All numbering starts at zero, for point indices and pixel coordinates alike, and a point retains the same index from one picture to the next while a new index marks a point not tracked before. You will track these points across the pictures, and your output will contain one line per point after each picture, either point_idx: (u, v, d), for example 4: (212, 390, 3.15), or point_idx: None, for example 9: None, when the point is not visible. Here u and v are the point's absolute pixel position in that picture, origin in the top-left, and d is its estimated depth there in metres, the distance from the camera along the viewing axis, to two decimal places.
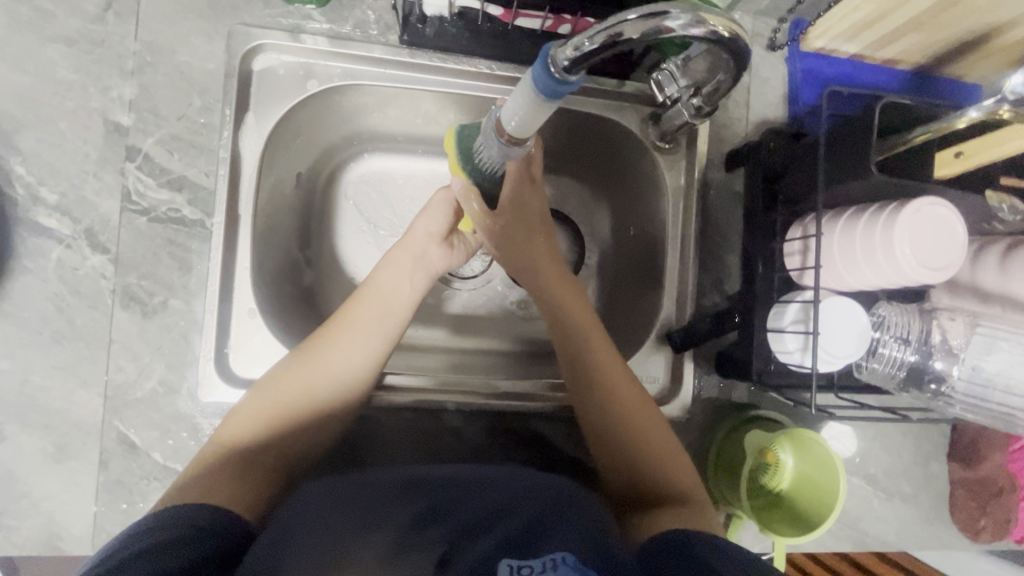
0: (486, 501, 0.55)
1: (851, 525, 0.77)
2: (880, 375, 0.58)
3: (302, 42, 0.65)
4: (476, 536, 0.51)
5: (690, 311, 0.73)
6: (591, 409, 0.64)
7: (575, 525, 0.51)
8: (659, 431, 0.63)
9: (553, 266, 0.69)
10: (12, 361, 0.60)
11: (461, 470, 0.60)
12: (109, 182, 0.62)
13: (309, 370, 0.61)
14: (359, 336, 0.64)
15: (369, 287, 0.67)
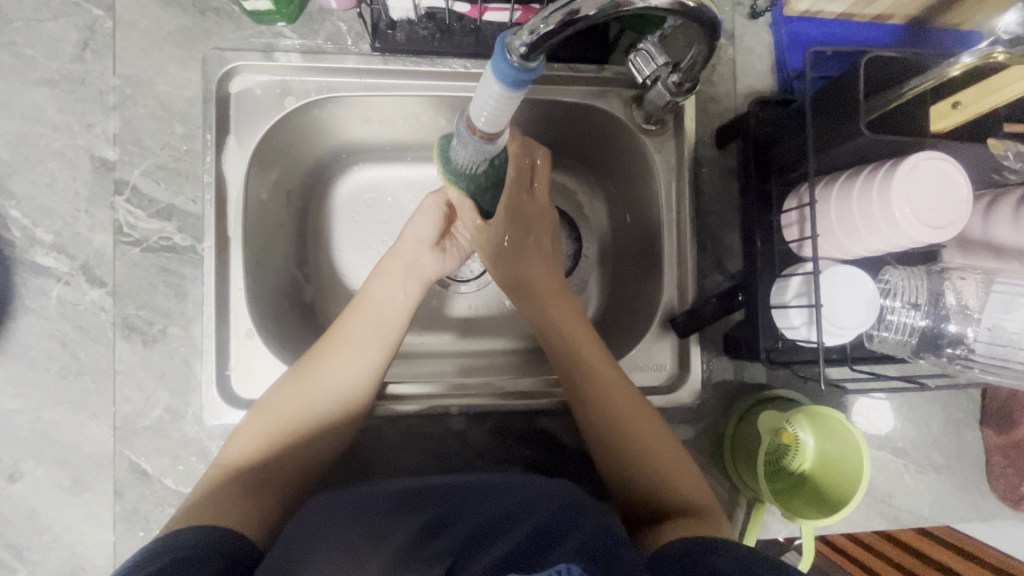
0: (493, 510, 0.53)
1: (882, 502, 0.73)
2: (892, 344, 0.55)
3: (275, 60, 0.65)
4: (485, 545, 0.48)
5: (693, 294, 0.71)
6: (596, 404, 0.63)
7: (584, 533, 0.49)
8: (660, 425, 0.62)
9: (547, 272, 0.69)
10: (23, 400, 0.62)
11: (469, 479, 0.59)
12: (101, 216, 0.63)
13: (309, 386, 0.61)
14: (356, 349, 0.63)
15: (364, 299, 0.67)
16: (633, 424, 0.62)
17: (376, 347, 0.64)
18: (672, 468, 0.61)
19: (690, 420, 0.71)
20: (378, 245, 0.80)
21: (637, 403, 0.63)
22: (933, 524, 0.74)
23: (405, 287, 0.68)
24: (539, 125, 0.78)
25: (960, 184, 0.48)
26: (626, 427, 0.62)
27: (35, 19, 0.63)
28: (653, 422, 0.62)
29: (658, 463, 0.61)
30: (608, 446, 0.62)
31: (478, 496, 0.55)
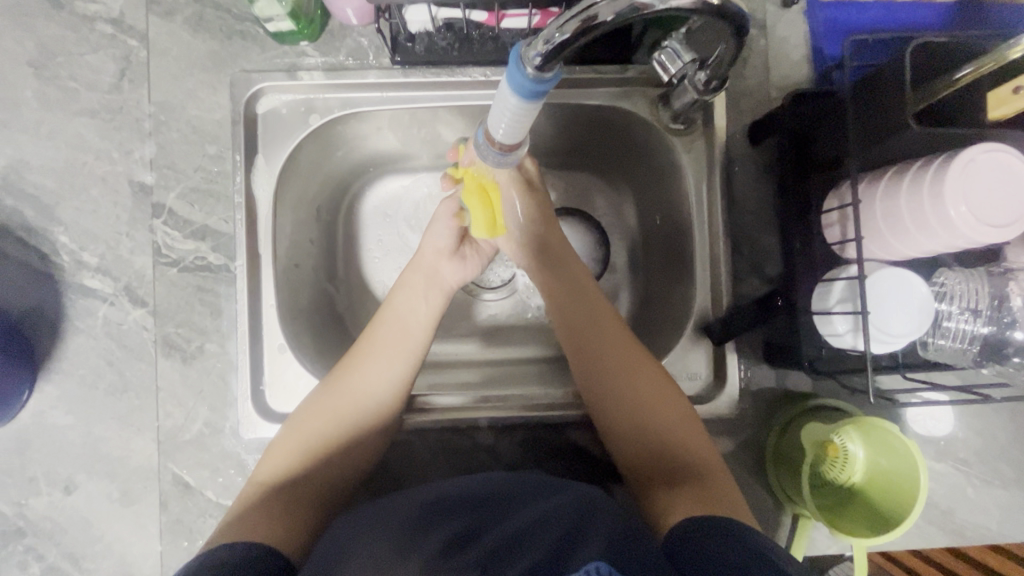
0: (513, 521, 0.52)
1: (943, 517, 0.68)
2: (950, 352, 0.51)
3: (299, 79, 0.66)
4: (509, 556, 0.47)
5: (729, 299, 0.67)
6: (621, 414, 0.60)
7: (608, 536, 0.48)
8: (695, 435, 0.58)
9: (580, 274, 0.68)
10: (75, 416, 0.65)
11: (490, 487, 0.58)
12: (140, 239, 0.66)
13: (341, 401, 0.62)
14: (379, 360, 0.64)
15: (387, 311, 0.67)
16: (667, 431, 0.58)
17: (403, 360, 0.64)
18: (715, 482, 0.54)
19: (728, 432, 0.68)
20: (404, 256, 0.81)
21: (671, 412, 0.59)
22: (1001, 541, 0.68)
23: (426, 297, 0.68)
24: (563, 128, 0.77)
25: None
26: (661, 435, 0.58)
27: (75, 52, 0.66)
28: (689, 433, 0.58)
29: (699, 475, 0.55)
30: (644, 458, 0.58)
31: (497, 500, 0.56)
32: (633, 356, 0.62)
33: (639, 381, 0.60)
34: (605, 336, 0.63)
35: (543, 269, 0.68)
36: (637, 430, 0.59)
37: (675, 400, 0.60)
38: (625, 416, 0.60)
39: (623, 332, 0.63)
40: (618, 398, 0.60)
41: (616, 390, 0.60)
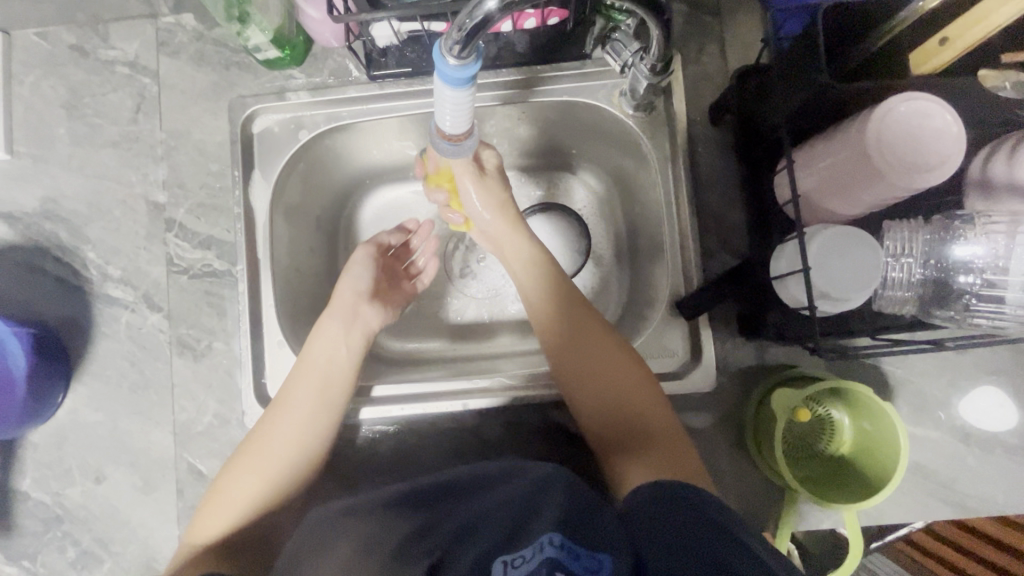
0: (481, 500, 0.55)
1: (945, 489, 0.66)
2: (895, 300, 0.52)
3: (287, 99, 0.74)
4: (470, 538, 0.50)
5: (699, 275, 0.69)
6: (584, 388, 0.62)
7: (566, 501, 0.51)
8: (653, 405, 0.60)
9: (538, 256, 0.69)
10: (103, 412, 0.73)
11: (454, 477, 0.59)
12: (155, 251, 0.74)
13: (265, 442, 0.62)
14: (299, 407, 0.64)
15: (304, 359, 0.67)
16: (629, 400, 0.60)
17: (316, 398, 0.64)
18: (676, 454, 0.56)
19: (709, 407, 0.68)
20: None
21: (632, 383, 0.61)
22: (1008, 513, 0.65)
23: (338, 335, 0.68)
24: (537, 128, 0.81)
25: (943, 117, 0.46)
26: (624, 409, 0.60)
27: (99, 93, 0.76)
28: (647, 404, 0.60)
29: (659, 446, 0.57)
30: (607, 432, 0.60)
31: (452, 495, 0.57)
32: (599, 337, 0.63)
33: (600, 356, 0.62)
34: (574, 317, 0.65)
35: (506, 256, 0.71)
36: (601, 407, 0.61)
37: (638, 377, 0.61)
38: (587, 391, 0.62)
39: (583, 309, 0.65)
40: (580, 375, 0.63)
41: (579, 366, 0.63)
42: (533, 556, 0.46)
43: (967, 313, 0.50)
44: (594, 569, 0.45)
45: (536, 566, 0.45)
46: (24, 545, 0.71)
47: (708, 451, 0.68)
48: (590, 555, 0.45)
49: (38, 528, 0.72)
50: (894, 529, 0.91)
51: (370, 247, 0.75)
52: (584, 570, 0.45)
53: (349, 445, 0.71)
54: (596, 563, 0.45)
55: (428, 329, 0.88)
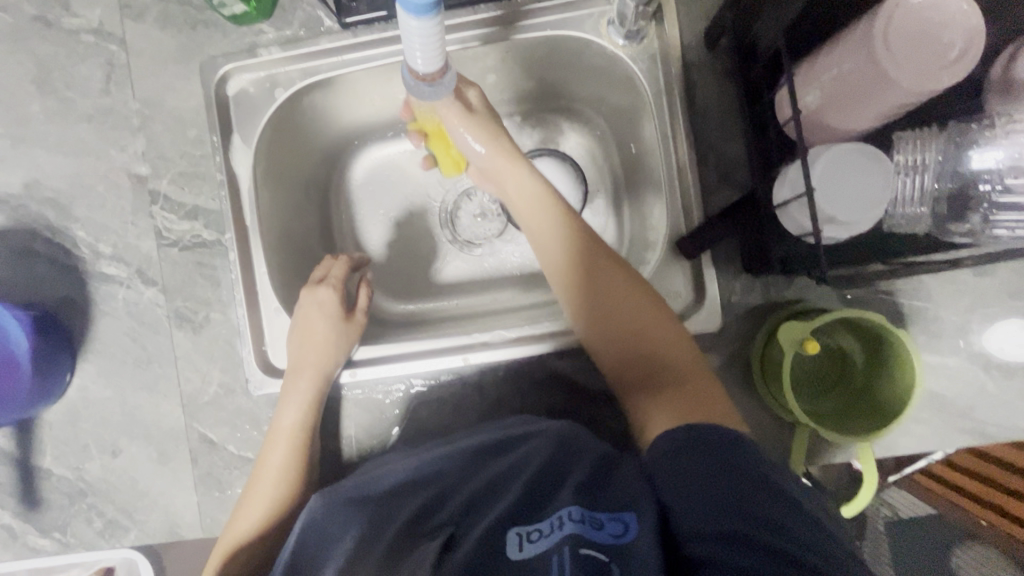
0: (491, 469, 0.55)
1: (963, 416, 0.64)
2: (911, 217, 0.50)
3: (259, 56, 0.70)
4: (484, 509, 0.50)
5: (700, 212, 0.66)
6: (599, 326, 0.61)
7: (586, 469, 0.51)
8: (673, 342, 0.58)
9: (545, 190, 0.65)
10: (112, 388, 0.73)
11: (457, 454, 0.58)
12: (143, 225, 0.73)
13: (253, 491, 0.65)
14: (268, 473, 0.65)
15: (272, 427, 0.66)
16: (650, 336, 0.59)
17: (290, 454, 0.65)
18: (694, 394, 0.54)
19: (715, 347, 0.66)
20: (394, 216, 0.88)
21: (651, 319, 0.59)
22: None
23: (298, 398, 0.66)
24: (524, 69, 0.77)
25: (954, 32, 0.43)
26: (645, 351, 0.58)
27: (68, 65, 0.73)
28: (666, 340, 0.58)
29: (678, 388, 0.55)
30: (626, 371, 0.59)
31: (460, 466, 0.57)
32: (620, 280, 0.60)
33: (616, 292, 0.60)
34: (593, 262, 0.62)
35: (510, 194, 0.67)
36: (621, 350, 0.59)
37: (657, 318, 0.59)
38: (604, 330, 0.60)
39: (594, 246, 0.63)
40: (597, 312, 0.61)
41: (596, 302, 0.61)
42: (554, 531, 0.44)
43: (988, 225, 0.48)
44: (620, 533, 0.44)
45: (557, 540, 0.43)
46: (52, 518, 0.74)
47: None
48: (615, 519, 0.45)
49: (64, 502, 0.74)
50: (911, 460, 0.91)
51: (326, 301, 0.69)
52: (610, 536, 0.43)
53: (353, 408, 0.71)
54: (621, 527, 0.44)
55: (428, 290, 0.88)
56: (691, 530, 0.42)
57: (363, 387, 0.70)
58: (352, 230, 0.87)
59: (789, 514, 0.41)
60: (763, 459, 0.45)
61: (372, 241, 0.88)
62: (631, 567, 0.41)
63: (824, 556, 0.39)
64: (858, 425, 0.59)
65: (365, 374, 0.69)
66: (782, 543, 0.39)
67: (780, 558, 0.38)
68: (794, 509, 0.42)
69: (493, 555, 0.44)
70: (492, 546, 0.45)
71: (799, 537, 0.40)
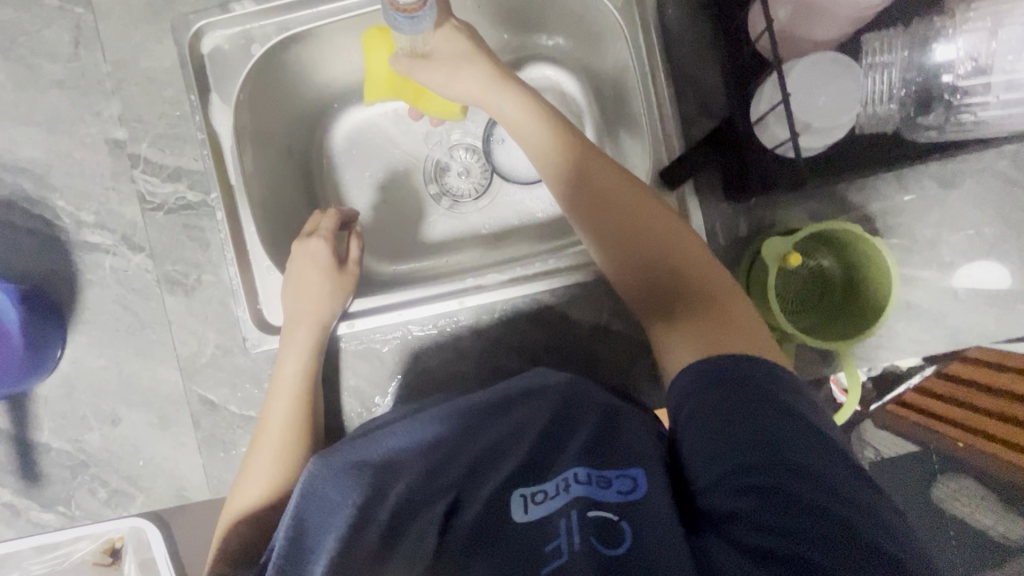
0: (494, 430, 0.51)
1: (937, 323, 0.67)
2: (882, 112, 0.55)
3: (231, 11, 0.70)
4: (489, 467, 0.47)
5: (681, 143, 0.67)
6: (618, 248, 0.57)
7: (592, 427, 0.48)
8: (699, 265, 0.55)
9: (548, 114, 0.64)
10: (106, 357, 0.73)
11: (462, 413, 0.53)
12: (125, 191, 0.72)
13: (258, 449, 0.64)
14: (274, 428, 0.64)
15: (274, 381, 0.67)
16: (673, 256, 0.55)
17: (293, 405, 0.65)
18: (717, 314, 0.51)
19: None
20: (379, 178, 0.88)
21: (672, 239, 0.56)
22: (998, 338, 0.67)
23: (297, 349, 0.66)
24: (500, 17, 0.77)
25: None
26: (665, 274, 0.55)
27: (33, 30, 0.71)
28: (691, 261, 0.55)
29: (702, 309, 0.52)
30: (651, 298, 0.56)
31: (464, 429, 0.52)
32: (635, 198, 0.58)
33: (633, 212, 0.57)
34: (603, 181, 0.59)
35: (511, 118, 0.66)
36: (638, 274, 0.56)
37: (676, 241, 0.56)
38: (624, 253, 0.57)
39: (606, 165, 0.60)
40: (614, 233, 0.57)
41: (612, 224, 0.58)
42: (559, 493, 0.43)
43: (953, 111, 0.53)
44: (628, 489, 0.42)
45: (564, 502, 0.42)
46: (55, 492, 0.74)
47: None
48: (622, 476, 0.43)
49: (66, 475, 0.73)
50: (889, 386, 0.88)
51: (317, 249, 0.69)
52: (619, 494, 0.42)
53: (352, 359, 0.71)
54: (631, 483, 0.43)
55: (418, 250, 0.88)
56: (715, 481, 0.40)
57: (362, 338, 0.71)
58: (337, 192, 0.87)
59: (830, 461, 0.39)
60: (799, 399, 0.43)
61: (358, 202, 0.88)
62: (643, 526, 0.40)
63: (863, 505, 0.37)
64: (840, 335, 0.62)
65: (363, 324, 0.70)
66: (816, 496, 0.37)
67: (815, 513, 0.36)
68: (840, 462, 0.40)
69: (498, 519, 0.43)
70: (494, 509, 0.43)
71: (837, 489, 0.38)
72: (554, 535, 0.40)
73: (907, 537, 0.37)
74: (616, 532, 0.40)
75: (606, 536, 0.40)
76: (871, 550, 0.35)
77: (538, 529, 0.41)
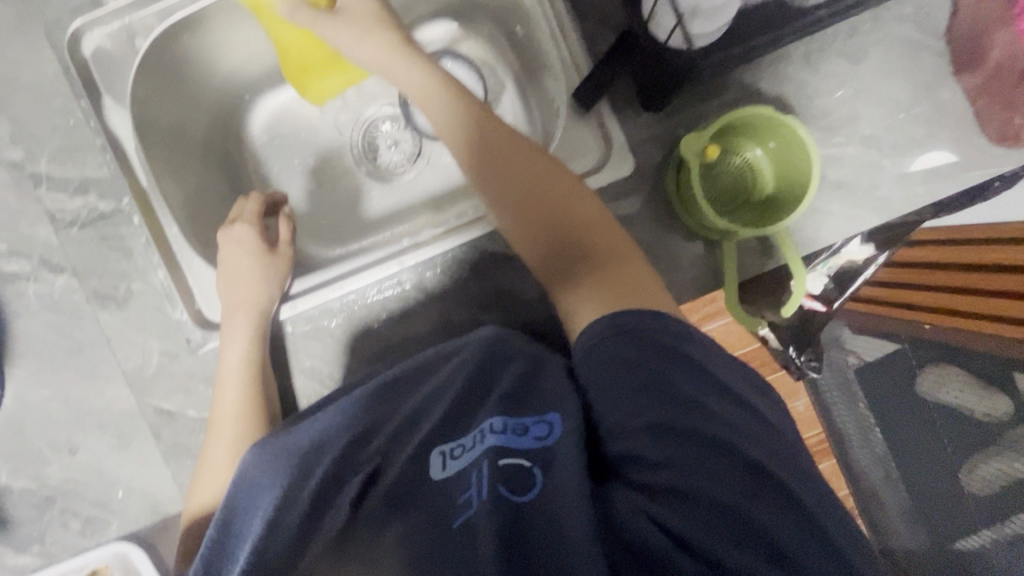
0: (418, 394, 0.51)
1: (870, 197, 0.68)
2: None
3: (106, 5, 0.67)
4: (411, 431, 0.47)
5: (590, 63, 0.67)
6: (511, 215, 0.57)
7: (513, 376, 0.49)
8: (592, 220, 0.55)
9: (435, 82, 0.63)
10: (50, 386, 0.71)
11: (394, 379, 0.53)
12: (33, 212, 0.69)
13: (216, 437, 0.64)
14: (228, 416, 0.64)
15: (221, 372, 0.66)
16: (564, 210, 0.55)
17: (242, 394, 0.64)
18: (621, 275, 0.52)
19: (635, 190, 0.68)
20: (304, 163, 0.86)
21: (566, 196, 0.56)
22: (931, 201, 0.68)
23: (240, 335, 0.65)
24: None
25: None
26: (567, 236, 0.55)
27: None
28: (585, 214, 0.55)
29: (605, 270, 0.52)
30: (548, 264, 0.55)
31: (389, 399, 0.51)
32: (532, 165, 0.57)
33: (522, 171, 0.57)
34: (491, 144, 0.59)
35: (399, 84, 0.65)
36: (540, 239, 0.55)
37: (575, 202, 0.56)
38: (517, 220, 0.57)
39: (498, 129, 0.60)
40: (507, 201, 0.57)
41: (504, 184, 0.57)
42: (475, 445, 0.44)
43: None
44: (544, 435, 0.44)
45: (478, 454, 0.44)
46: (25, 532, 0.71)
47: (646, 234, 0.68)
48: (540, 422, 0.45)
49: (33, 513, 0.71)
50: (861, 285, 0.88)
51: (248, 232, 0.70)
52: (535, 440, 0.44)
53: (303, 340, 0.70)
54: (546, 428, 0.44)
55: (359, 228, 0.86)
56: (617, 424, 0.43)
57: (306, 317, 0.70)
58: (264, 183, 0.85)
59: (724, 404, 0.42)
60: (703, 344, 0.45)
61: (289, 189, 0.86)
62: (553, 467, 0.41)
63: (745, 435, 0.41)
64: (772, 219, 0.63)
65: (305, 303, 0.69)
66: (705, 433, 0.40)
67: (700, 448, 0.40)
68: (733, 405, 0.43)
69: (416, 481, 0.44)
70: (412, 470, 0.45)
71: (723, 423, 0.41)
72: (466, 488, 0.42)
73: (788, 462, 0.41)
74: (527, 478, 0.42)
75: (515, 481, 0.42)
76: (745, 479, 0.39)
77: (453, 485, 0.43)
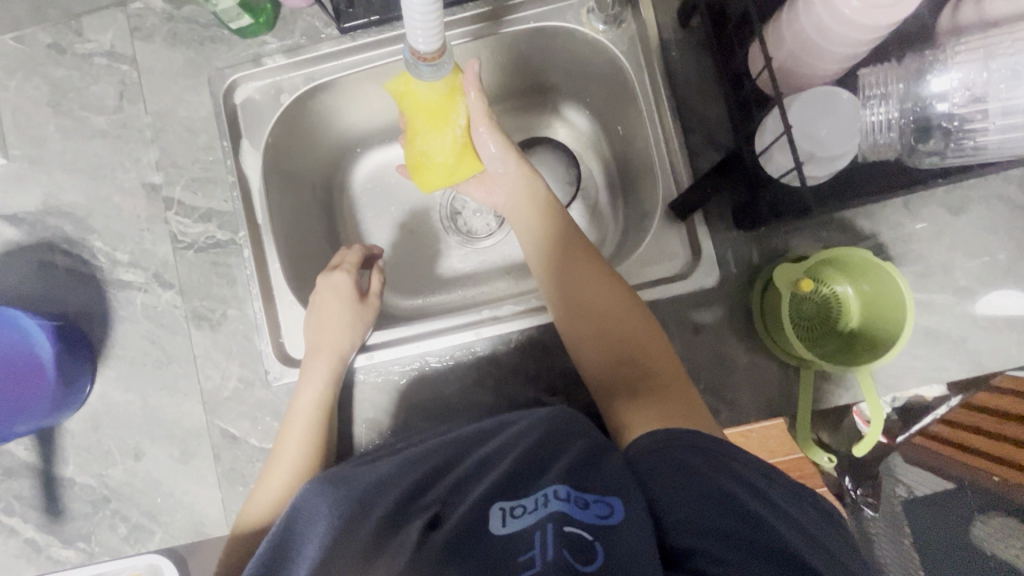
0: (477, 453, 0.51)
1: (959, 347, 0.66)
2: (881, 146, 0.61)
3: (265, 64, 0.75)
4: (471, 486, 0.47)
5: (690, 176, 0.70)
6: (579, 320, 0.62)
7: (574, 453, 0.48)
8: (651, 341, 0.60)
9: (529, 187, 0.72)
10: (133, 391, 0.75)
11: (451, 440, 0.54)
12: (159, 231, 0.76)
13: (275, 467, 0.66)
14: (291, 448, 0.66)
15: (292, 407, 0.68)
16: (624, 323, 0.61)
17: (309, 429, 0.66)
18: (675, 398, 0.55)
19: (716, 302, 0.69)
20: (396, 216, 0.92)
21: (632, 313, 0.61)
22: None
23: (316, 375, 0.68)
24: (510, 70, 0.83)
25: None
26: (629, 354, 0.59)
27: (82, 86, 0.78)
28: (645, 337, 0.60)
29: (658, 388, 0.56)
30: (608, 376, 0.59)
31: (447, 454, 0.52)
32: (605, 284, 0.63)
33: (592, 282, 0.63)
34: (569, 248, 0.67)
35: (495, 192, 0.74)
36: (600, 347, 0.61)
37: (640, 321, 0.61)
38: (585, 325, 0.62)
39: (578, 241, 0.67)
40: (576, 313, 0.63)
41: (579, 288, 0.63)
42: (537, 508, 0.42)
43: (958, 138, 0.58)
44: (606, 515, 0.42)
45: (541, 516, 0.41)
46: (76, 528, 0.74)
47: (720, 346, 0.68)
48: (600, 500, 0.43)
49: (88, 510, 0.74)
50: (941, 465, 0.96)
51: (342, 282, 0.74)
52: (597, 518, 0.42)
53: (371, 390, 0.72)
54: (608, 509, 0.42)
55: (438, 284, 0.90)
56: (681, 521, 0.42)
57: (380, 369, 0.73)
58: (357, 229, 0.91)
59: (779, 516, 0.42)
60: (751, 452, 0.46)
61: (379, 239, 0.91)
62: (618, 549, 0.39)
63: (808, 549, 0.40)
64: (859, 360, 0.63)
65: (382, 355, 0.72)
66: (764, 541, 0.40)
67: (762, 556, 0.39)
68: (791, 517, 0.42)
69: (474, 532, 0.42)
70: (475, 521, 0.43)
71: (784, 536, 0.40)
72: (528, 546, 0.39)
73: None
74: (589, 551, 0.39)
75: (578, 551, 0.39)
76: None
77: (512, 543, 0.40)
